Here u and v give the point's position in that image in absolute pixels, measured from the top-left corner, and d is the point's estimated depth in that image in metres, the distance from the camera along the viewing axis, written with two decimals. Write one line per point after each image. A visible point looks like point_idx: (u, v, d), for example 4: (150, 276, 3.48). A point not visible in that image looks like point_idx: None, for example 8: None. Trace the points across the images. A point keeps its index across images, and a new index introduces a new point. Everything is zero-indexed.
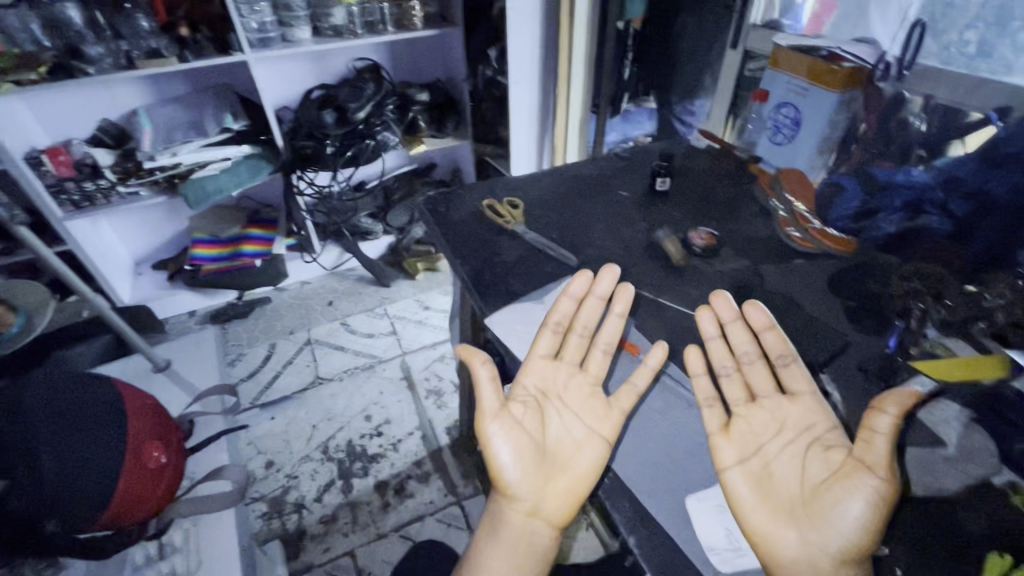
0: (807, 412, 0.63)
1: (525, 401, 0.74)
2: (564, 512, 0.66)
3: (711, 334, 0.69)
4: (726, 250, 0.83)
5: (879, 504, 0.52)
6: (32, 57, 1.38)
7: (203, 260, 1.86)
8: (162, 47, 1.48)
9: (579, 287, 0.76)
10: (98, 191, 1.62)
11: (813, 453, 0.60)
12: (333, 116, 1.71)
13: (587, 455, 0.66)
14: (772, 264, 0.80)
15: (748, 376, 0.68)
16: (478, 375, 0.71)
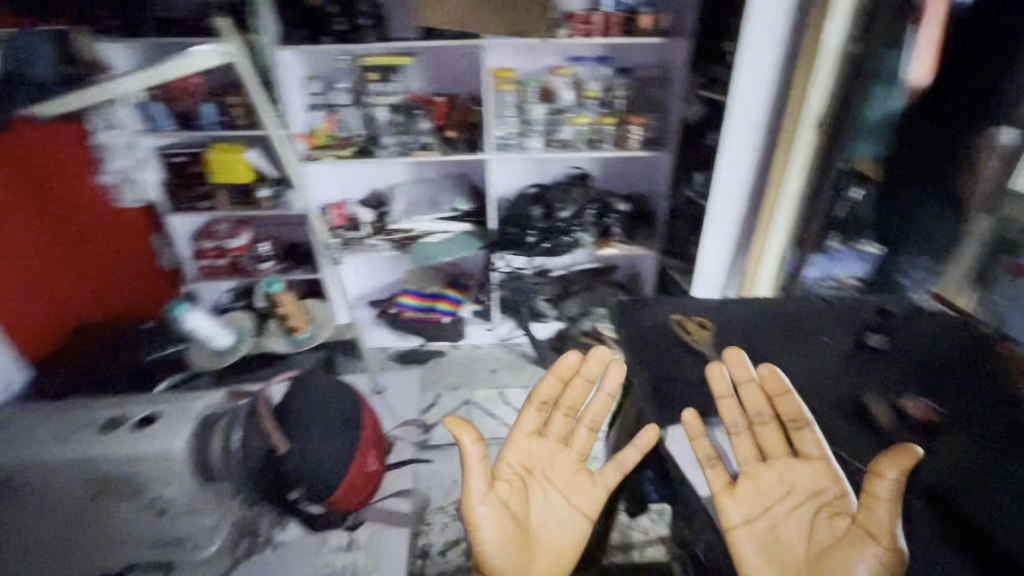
0: (818, 475, 0.74)
1: (512, 477, 0.90)
2: (566, 553, 0.86)
3: (725, 393, 0.81)
4: (950, 431, 0.75)
5: (881, 570, 0.61)
6: (348, 141, 1.92)
7: (407, 307, 2.18)
8: (431, 144, 1.91)
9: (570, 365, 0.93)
10: (353, 239, 2.09)
11: (824, 519, 0.71)
12: (541, 211, 2.00)
13: (570, 524, 0.88)
14: (1014, 463, 0.69)
15: (761, 437, 0.80)
16: (467, 452, 0.80)
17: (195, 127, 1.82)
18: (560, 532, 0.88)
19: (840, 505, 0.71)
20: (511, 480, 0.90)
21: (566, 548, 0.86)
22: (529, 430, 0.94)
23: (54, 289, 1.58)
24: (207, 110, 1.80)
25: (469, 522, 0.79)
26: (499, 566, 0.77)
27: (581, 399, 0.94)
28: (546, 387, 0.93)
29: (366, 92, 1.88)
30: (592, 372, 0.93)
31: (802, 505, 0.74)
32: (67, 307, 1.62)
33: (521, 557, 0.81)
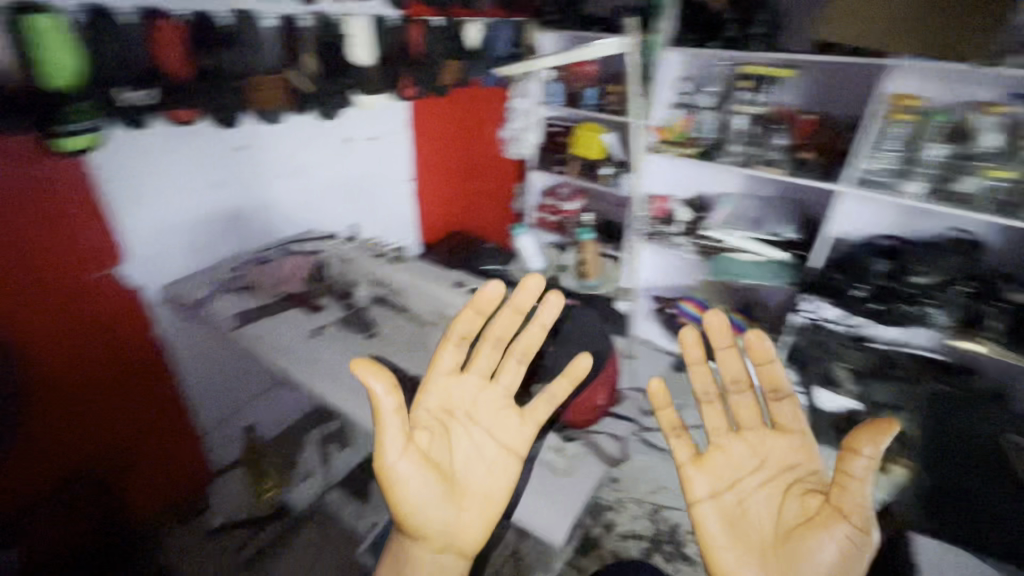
0: (790, 449, 0.81)
1: (430, 424, 0.81)
2: (490, 494, 0.82)
3: (696, 358, 0.85)
4: None
5: (845, 542, 0.69)
6: (695, 141, 1.99)
7: (685, 314, 2.20)
8: (780, 161, 1.79)
9: (523, 300, 0.88)
10: (664, 233, 2.18)
11: (793, 496, 0.77)
12: (885, 266, 1.66)
13: (486, 473, 0.83)
14: None
15: (741, 407, 0.85)
16: (374, 390, 0.68)
17: (576, 107, 2.20)
18: (475, 488, 0.82)
19: (810, 480, 0.78)
20: (430, 427, 0.80)
21: (475, 481, 0.82)
22: (450, 367, 0.86)
23: (452, 200, 2.23)
24: (590, 95, 2.15)
25: (387, 481, 0.72)
26: (425, 523, 0.75)
27: (511, 330, 0.90)
28: (464, 321, 0.84)
29: (732, 98, 1.89)
30: (523, 302, 0.88)
31: (773, 478, 0.79)
32: (452, 214, 2.25)
33: (444, 507, 0.77)
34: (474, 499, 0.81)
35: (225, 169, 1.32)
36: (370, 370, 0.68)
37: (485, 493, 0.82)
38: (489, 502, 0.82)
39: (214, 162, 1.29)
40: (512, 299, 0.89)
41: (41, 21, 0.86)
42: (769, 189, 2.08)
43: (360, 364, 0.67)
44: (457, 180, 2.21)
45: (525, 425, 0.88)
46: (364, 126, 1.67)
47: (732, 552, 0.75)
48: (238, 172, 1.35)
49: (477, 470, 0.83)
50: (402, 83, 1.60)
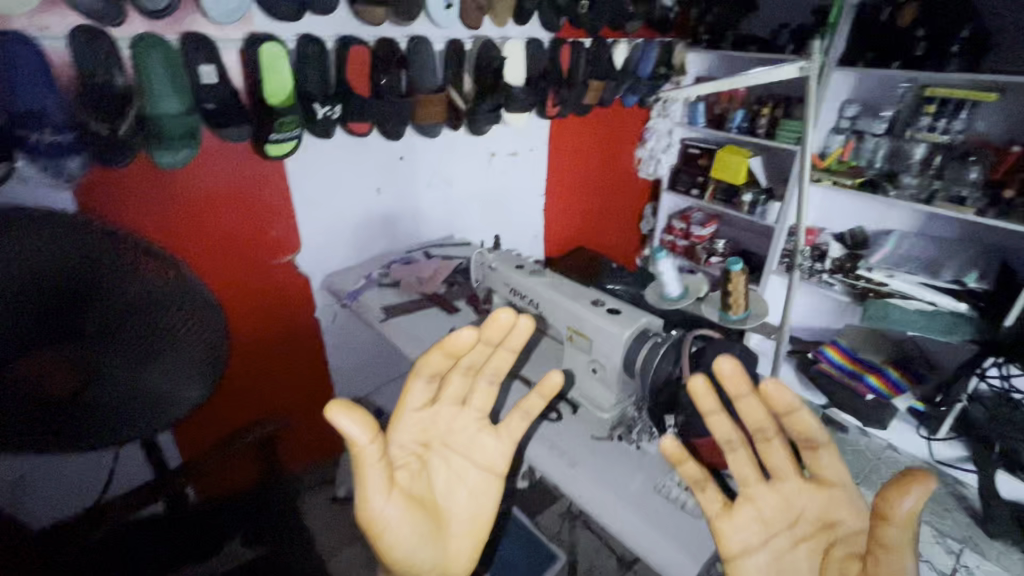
0: (826, 503, 0.56)
1: (407, 461, 0.65)
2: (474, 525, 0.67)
3: (712, 408, 0.58)
4: None
5: None
6: (859, 171, 1.80)
7: (827, 359, 1.92)
8: (971, 199, 1.54)
9: (498, 335, 0.65)
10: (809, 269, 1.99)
11: (831, 564, 0.54)
12: None
13: (473, 497, 0.68)
14: None
15: (768, 455, 0.59)
16: (348, 431, 0.55)
17: (722, 128, 2.11)
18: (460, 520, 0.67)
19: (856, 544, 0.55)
20: (406, 465, 0.64)
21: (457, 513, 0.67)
22: (422, 400, 0.67)
23: (581, 217, 2.25)
24: (738, 115, 2.04)
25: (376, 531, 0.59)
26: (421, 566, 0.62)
27: (483, 356, 0.67)
28: (432, 361, 0.63)
29: (912, 125, 1.67)
30: (495, 337, 0.65)
31: (810, 541, 0.56)
32: (580, 231, 2.27)
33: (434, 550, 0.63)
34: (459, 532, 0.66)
35: (387, 176, 1.47)
36: (346, 418, 0.54)
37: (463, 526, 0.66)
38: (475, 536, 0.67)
39: (379, 169, 1.45)
40: (482, 333, 0.64)
41: (272, 48, 1.07)
42: (950, 229, 1.78)
43: (337, 410, 0.54)
44: (588, 197, 2.22)
45: (500, 438, 0.69)
46: (507, 142, 1.76)
47: None
48: (396, 179, 1.50)
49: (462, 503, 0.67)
50: (549, 102, 1.65)
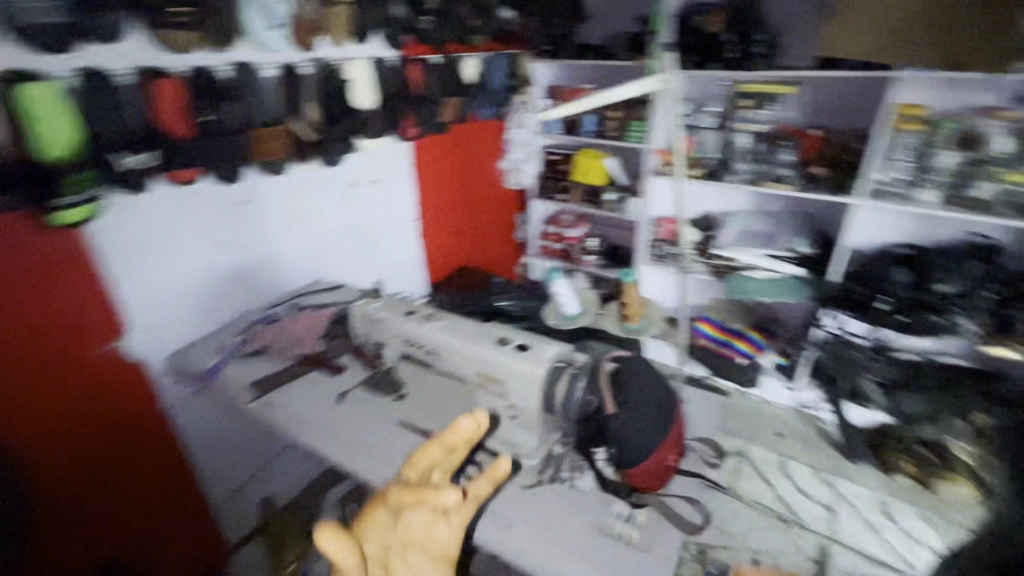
0: None
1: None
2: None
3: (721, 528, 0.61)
4: None
5: None
6: (700, 161, 1.98)
7: (701, 334, 2.15)
8: (789, 178, 1.79)
9: (465, 430, 0.62)
10: (672, 255, 2.15)
11: None
12: (908, 277, 1.62)
13: None
14: None
15: None
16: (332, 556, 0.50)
17: (577, 134, 2.20)
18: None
19: None
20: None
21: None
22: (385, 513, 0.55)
23: (457, 236, 2.18)
24: (589, 121, 2.15)
25: None
26: None
27: (447, 453, 0.61)
28: (420, 462, 0.59)
29: (734, 117, 1.88)
30: (458, 435, 0.63)
31: None
32: (458, 250, 2.20)
33: None
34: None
35: (229, 226, 1.26)
36: (335, 542, 0.50)
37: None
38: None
39: (219, 219, 1.23)
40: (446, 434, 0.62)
41: (29, 88, 0.81)
42: (777, 205, 2.06)
43: (325, 536, 0.50)
44: (461, 215, 2.16)
45: (457, 533, 0.56)
46: (366, 170, 1.63)
47: None
48: (241, 227, 1.29)
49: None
50: (405, 123, 1.56)
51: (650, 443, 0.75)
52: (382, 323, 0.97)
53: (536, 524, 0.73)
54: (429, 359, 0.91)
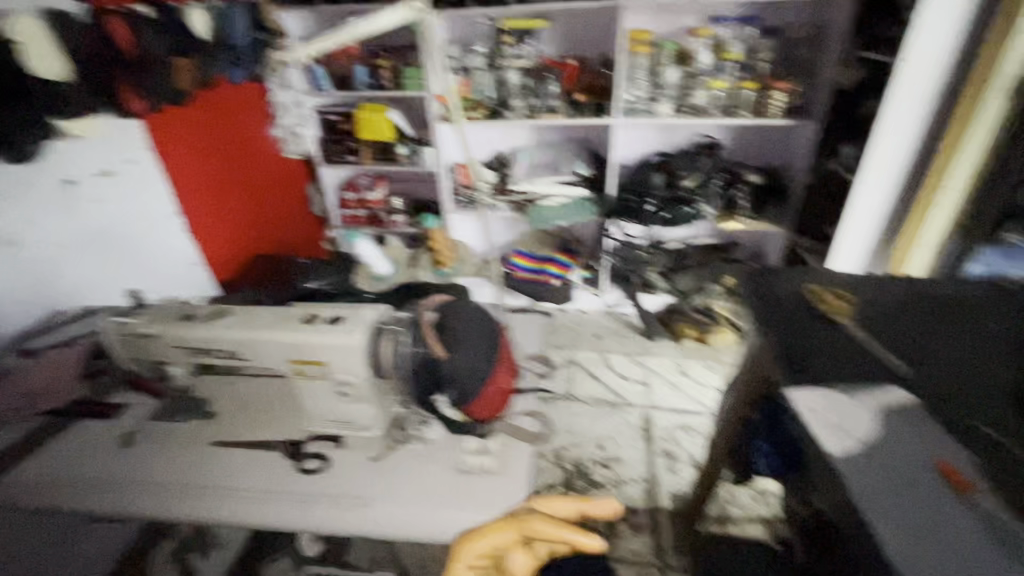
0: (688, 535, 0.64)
1: None
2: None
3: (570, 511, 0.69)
4: None
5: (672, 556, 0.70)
6: (480, 102, 2.02)
7: (518, 267, 2.26)
8: (558, 108, 1.95)
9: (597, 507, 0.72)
10: (476, 198, 2.22)
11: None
12: (662, 179, 1.95)
13: None
14: None
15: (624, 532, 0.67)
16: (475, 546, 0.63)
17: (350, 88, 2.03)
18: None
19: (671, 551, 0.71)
20: None
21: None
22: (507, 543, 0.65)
23: (239, 225, 1.88)
24: (360, 73, 1.99)
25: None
26: None
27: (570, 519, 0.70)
28: (558, 509, 0.69)
29: (500, 55, 1.94)
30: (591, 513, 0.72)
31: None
32: (246, 240, 1.92)
33: None
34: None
35: None
36: (482, 542, 0.63)
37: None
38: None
39: None
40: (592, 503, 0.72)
41: None
42: (555, 135, 2.22)
43: (477, 541, 0.63)
44: (237, 198, 1.86)
45: None
46: (85, 160, 1.29)
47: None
48: None
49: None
50: (123, 94, 1.25)
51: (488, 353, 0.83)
52: (154, 338, 0.80)
53: (405, 494, 0.71)
54: (230, 362, 0.79)
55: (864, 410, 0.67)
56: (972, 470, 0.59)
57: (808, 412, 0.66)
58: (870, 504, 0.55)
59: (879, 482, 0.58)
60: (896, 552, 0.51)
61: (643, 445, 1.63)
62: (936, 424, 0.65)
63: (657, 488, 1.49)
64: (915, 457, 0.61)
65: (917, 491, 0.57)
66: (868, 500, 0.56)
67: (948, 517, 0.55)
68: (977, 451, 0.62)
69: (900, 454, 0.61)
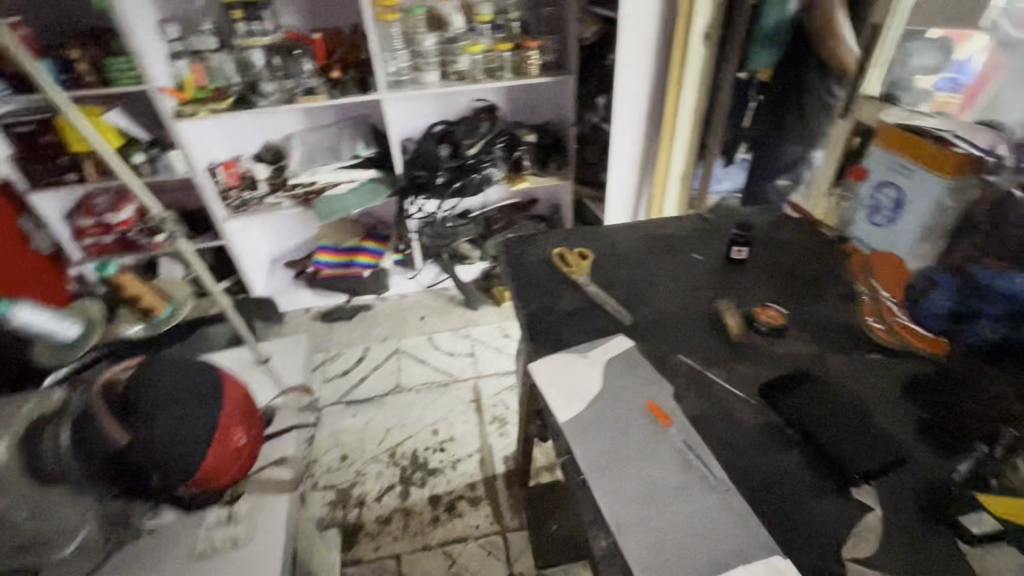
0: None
1: None
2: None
3: None
4: (756, 265, 0.87)
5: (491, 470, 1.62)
6: (224, 90, 1.72)
7: (324, 265, 2.07)
8: (318, 87, 1.74)
9: None
10: (253, 200, 1.91)
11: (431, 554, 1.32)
12: (447, 150, 1.88)
13: None
14: (805, 297, 0.80)
15: None
16: None
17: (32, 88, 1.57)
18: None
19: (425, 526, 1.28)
20: None
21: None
22: None
23: None
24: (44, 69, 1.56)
25: None
26: None
27: None
28: None
29: (235, 34, 1.70)
30: None
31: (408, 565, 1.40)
32: None
33: None
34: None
35: None
36: None
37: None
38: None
39: None
40: None
41: None
42: (327, 116, 2.00)
43: None
44: None
45: None
46: None
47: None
48: None
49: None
50: None
51: (199, 436, 0.85)
52: None
53: None
54: None
55: (595, 367, 0.71)
56: (674, 402, 0.65)
57: (545, 387, 0.68)
58: (601, 479, 0.57)
59: (601, 440, 0.62)
60: (608, 505, 0.55)
61: (474, 418, 1.61)
62: (651, 366, 0.71)
63: (491, 455, 1.50)
64: (630, 402, 0.66)
65: (628, 436, 0.62)
66: (600, 475, 0.58)
67: (651, 454, 0.60)
68: (679, 381, 0.69)
69: (619, 403, 0.66)
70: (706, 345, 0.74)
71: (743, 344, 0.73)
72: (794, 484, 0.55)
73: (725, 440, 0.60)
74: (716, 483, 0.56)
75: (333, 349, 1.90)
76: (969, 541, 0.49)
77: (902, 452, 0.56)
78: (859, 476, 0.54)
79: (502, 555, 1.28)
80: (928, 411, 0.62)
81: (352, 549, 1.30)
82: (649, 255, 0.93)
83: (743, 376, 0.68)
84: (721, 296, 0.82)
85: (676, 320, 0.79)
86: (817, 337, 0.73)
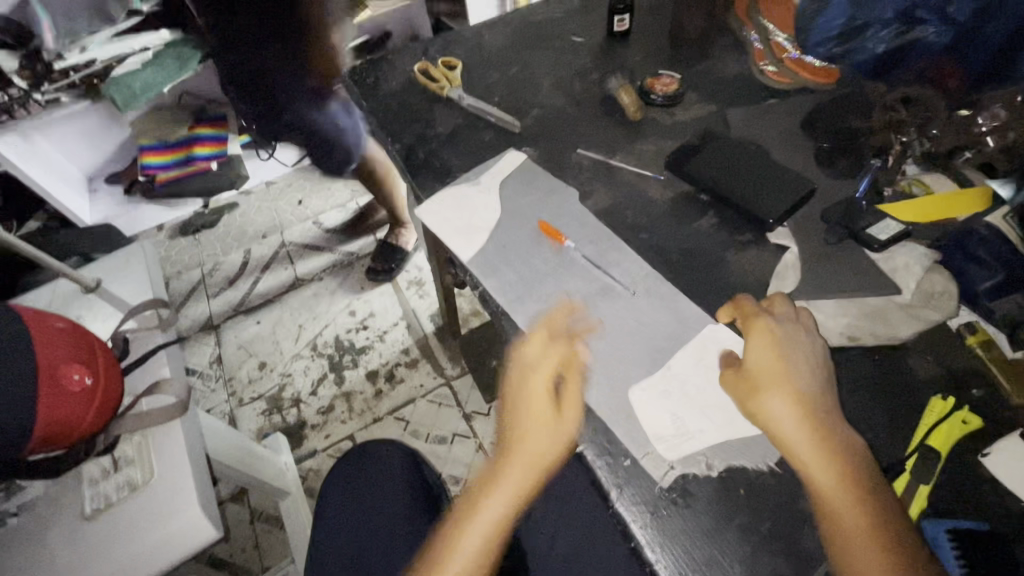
0: (803, 362, 0.41)
1: (533, 414, 0.44)
2: (806, 361, 0.41)
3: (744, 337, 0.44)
4: (643, 32, 0.76)
5: None
6: None
7: (154, 168, 1.55)
8: None
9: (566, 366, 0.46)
10: (12, 102, 1.16)
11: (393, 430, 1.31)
12: None
13: (519, 456, 0.44)
14: (694, 56, 0.72)
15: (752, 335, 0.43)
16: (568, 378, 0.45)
17: None
18: (777, 397, 0.39)
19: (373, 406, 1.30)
20: (528, 423, 0.44)
21: (800, 383, 0.40)
22: (545, 406, 0.44)
23: None
24: None
25: (682, 523, 0.39)
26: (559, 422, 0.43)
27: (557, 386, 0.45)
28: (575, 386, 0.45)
29: None
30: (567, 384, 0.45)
31: None
32: None
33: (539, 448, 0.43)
34: (780, 395, 0.39)
35: None
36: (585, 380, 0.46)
37: (829, 426, 0.39)
38: (805, 425, 0.38)
39: None
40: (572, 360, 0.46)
41: None
42: None
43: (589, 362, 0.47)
44: None
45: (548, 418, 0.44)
46: None
47: (765, 351, 0.41)
48: None
49: (720, 403, 0.44)
50: None
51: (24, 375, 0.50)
52: None
53: None
54: None
55: (488, 192, 0.61)
56: (583, 200, 0.59)
57: (437, 227, 0.59)
58: (522, 302, 0.52)
59: (512, 265, 0.55)
60: (532, 328, 0.50)
61: (389, 288, 1.51)
62: (551, 172, 0.63)
63: (417, 318, 1.45)
64: (536, 212, 0.59)
65: (542, 248, 0.56)
66: (521, 299, 0.52)
67: (568, 262, 0.54)
68: (584, 177, 0.61)
69: (523, 219, 0.59)
70: (604, 135, 0.65)
71: (646, 123, 0.66)
72: (712, 245, 0.53)
73: (640, 223, 0.56)
74: (641, 268, 0.52)
75: (206, 261, 1.61)
76: (875, 248, 0.49)
77: (810, 182, 0.55)
78: (775, 220, 0.52)
79: (453, 403, 1.31)
80: (831, 141, 0.60)
81: (303, 445, 1.28)
82: (523, 49, 0.78)
83: (648, 155, 0.62)
84: (613, 75, 0.72)
85: (570, 113, 0.68)
86: (717, 94, 0.67)
